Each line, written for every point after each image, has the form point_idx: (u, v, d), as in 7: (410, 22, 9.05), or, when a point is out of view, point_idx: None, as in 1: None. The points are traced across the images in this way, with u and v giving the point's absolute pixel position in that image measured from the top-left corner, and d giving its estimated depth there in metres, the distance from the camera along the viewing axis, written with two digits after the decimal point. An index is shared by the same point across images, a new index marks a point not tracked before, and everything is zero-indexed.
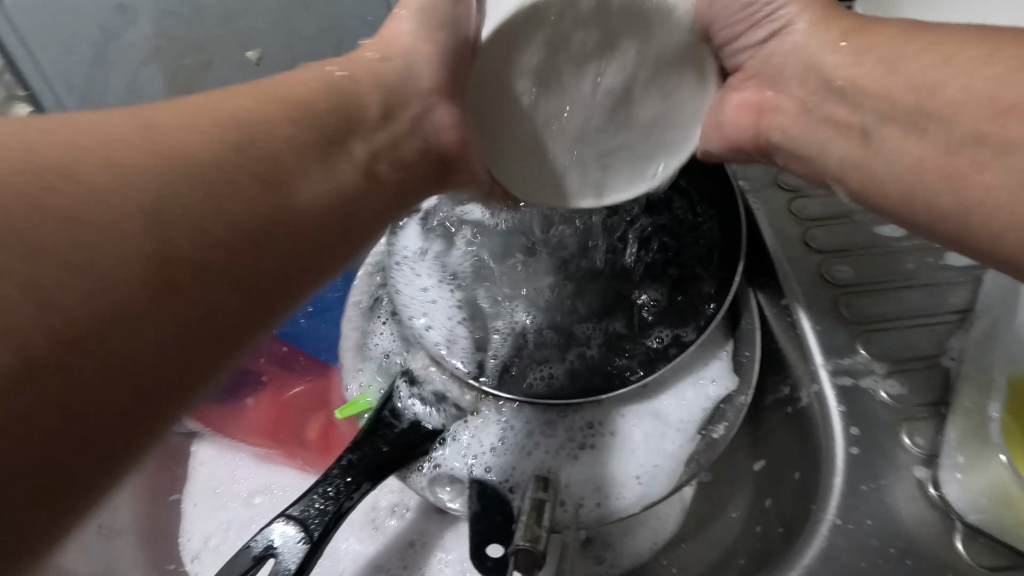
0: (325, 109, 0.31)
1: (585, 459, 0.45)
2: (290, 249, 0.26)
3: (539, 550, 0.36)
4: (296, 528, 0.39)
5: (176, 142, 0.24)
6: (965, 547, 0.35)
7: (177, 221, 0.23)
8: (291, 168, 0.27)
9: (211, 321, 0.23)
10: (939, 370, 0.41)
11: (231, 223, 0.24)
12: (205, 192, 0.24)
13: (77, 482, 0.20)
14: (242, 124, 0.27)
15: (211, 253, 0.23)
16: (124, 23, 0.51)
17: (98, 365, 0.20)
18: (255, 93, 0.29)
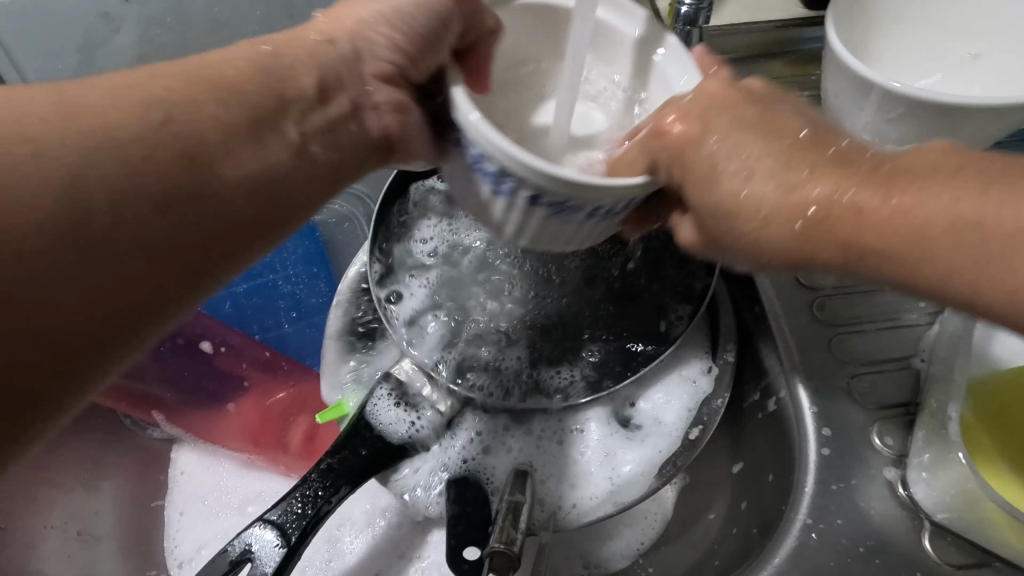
0: (306, 83, 0.31)
1: (563, 460, 0.46)
2: (255, 205, 0.29)
3: (514, 552, 0.37)
4: (273, 532, 0.39)
5: (125, 112, 0.26)
6: (932, 545, 0.35)
7: (139, 171, 0.25)
8: (260, 129, 0.29)
9: (166, 254, 0.26)
10: (910, 372, 0.42)
11: (117, 191, 0.25)
12: (166, 151, 0.26)
13: (74, 377, 0.24)
14: (190, 92, 0.28)
15: (159, 195, 0.26)
16: (109, 30, 0.51)
17: (56, 295, 0.23)
18: (187, 69, 0.28)
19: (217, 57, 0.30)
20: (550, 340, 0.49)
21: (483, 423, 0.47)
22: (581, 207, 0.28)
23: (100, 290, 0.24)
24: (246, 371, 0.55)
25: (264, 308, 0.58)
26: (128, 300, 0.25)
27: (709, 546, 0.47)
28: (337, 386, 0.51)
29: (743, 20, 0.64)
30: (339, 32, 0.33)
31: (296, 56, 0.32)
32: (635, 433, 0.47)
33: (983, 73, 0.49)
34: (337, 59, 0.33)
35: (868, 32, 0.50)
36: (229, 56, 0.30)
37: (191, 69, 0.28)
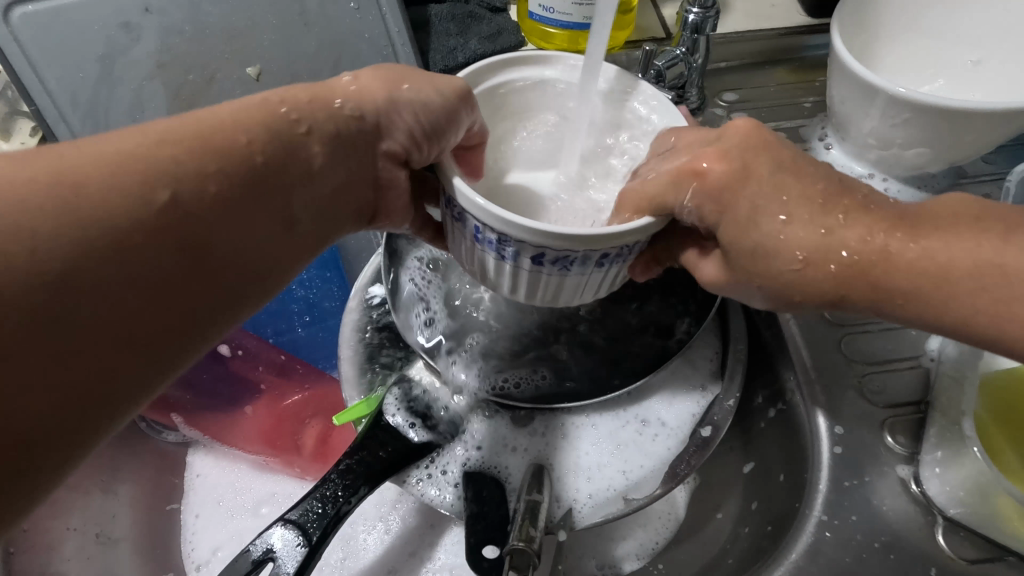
0: (315, 146, 0.30)
1: (578, 460, 0.46)
2: (240, 281, 0.27)
3: (534, 549, 0.37)
4: (294, 532, 0.40)
5: (126, 176, 0.23)
6: (947, 540, 0.36)
7: (139, 244, 0.23)
8: (262, 201, 0.28)
9: (147, 345, 0.23)
10: (919, 370, 0.42)
11: (112, 249, 0.22)
12: (164, 230, 0.24)
13: (38, 479, 0.21)
14: (196, 164, 0.25)
15: (149, 277, 0.23)
16: (129, 39, 0.53)
17: (31, 393, 0.21)
18: (195, 134, 0.26)
19: (223, 118, 0.28)
20: (565, 341, 0.49)
21: (497, 423, 0.48)
22: (587, 257, 0.30)
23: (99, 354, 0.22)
24: (262, 375, 0.55)
25: (278, 313, 0.59)
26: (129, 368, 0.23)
27: (721, 545, 0.47)
28: (353, 391, 0.50)
29: (747, 28, 0.65)
30: (370, 99, 0.32)
31: (314, 119, 0.30)
32: (649, 434, 0.47)
33: (983, 80, 0.51)
34: (348, 123, 0.31)
35: (871, 40, 0.52)
36: (244, 116, 0.28)
37: (203, 131, 0.27)
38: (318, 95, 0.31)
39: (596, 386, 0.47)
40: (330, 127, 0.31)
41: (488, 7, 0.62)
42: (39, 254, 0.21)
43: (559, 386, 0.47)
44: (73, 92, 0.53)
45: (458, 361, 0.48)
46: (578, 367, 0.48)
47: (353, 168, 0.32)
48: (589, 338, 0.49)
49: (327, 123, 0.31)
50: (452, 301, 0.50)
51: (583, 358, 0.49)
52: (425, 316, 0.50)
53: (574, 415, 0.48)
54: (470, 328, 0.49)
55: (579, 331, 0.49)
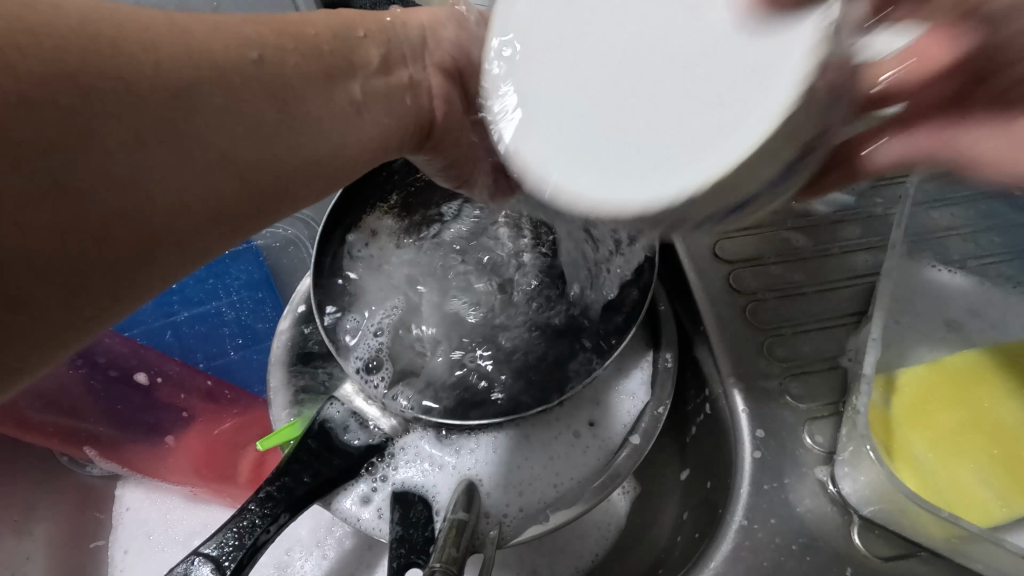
0: (376, 49, 0.33)
1: (514, 475, 0.46)
2: (317, 144, 0.29)
3: (455, 570, 0.36)
4: (209, 567, 0.38)
5: (223, 40, 0.26)
6: (861, 540, 0.36)
7: (243, 82, 0.26)
8: (332, 79, 0.30)
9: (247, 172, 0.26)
10: (838, 371, 0.43)
11: (218, 84, 0.24)
12: (258, 78, 0.26)
13: (126, 265, 0.22)
14: (279, 40, 0.28)
15: (249, 110, 0.26)
16: None
17: (137, 188, 0.22)
18: (278, 21, 0.29)
19: (303, 18, 0.31)
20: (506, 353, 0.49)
21: (429, 442, 0.47)
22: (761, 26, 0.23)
23: (190, 168, 0.23)
24: (186, 402, 0.54)
25: (208, 336, 0.57)
26: (212, 194, 0.24)
27: (657, 554, 0.47)
28: (286, 412, 0.49)
29: None
30: (412, 20, 0.36)
31: (367, 29, 0.33)
32: (586, 443, 0.47)
33: None
34: (405, 39, 0.35)
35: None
36: (324, 19, 0.32)
37: (284, 22, 0.29)
38: (373, 20, 0.34)
39: (526, 396, 0.47)
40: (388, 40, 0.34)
41: None
42: (162, 71, 0.23)
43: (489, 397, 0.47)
44: None
45: (386, 378, 0.48)
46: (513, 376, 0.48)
47: (414, 83, 0.34)
48: (528, 348, 0.49)
49: (393, 38, 0.34)
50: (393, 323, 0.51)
51: (516, 370, 0.48)
52: (360, 333, 0.50)
53: (515, 427, 0.48)
54: (409, 343, 0.50)
55: (511, 343, 0.50)
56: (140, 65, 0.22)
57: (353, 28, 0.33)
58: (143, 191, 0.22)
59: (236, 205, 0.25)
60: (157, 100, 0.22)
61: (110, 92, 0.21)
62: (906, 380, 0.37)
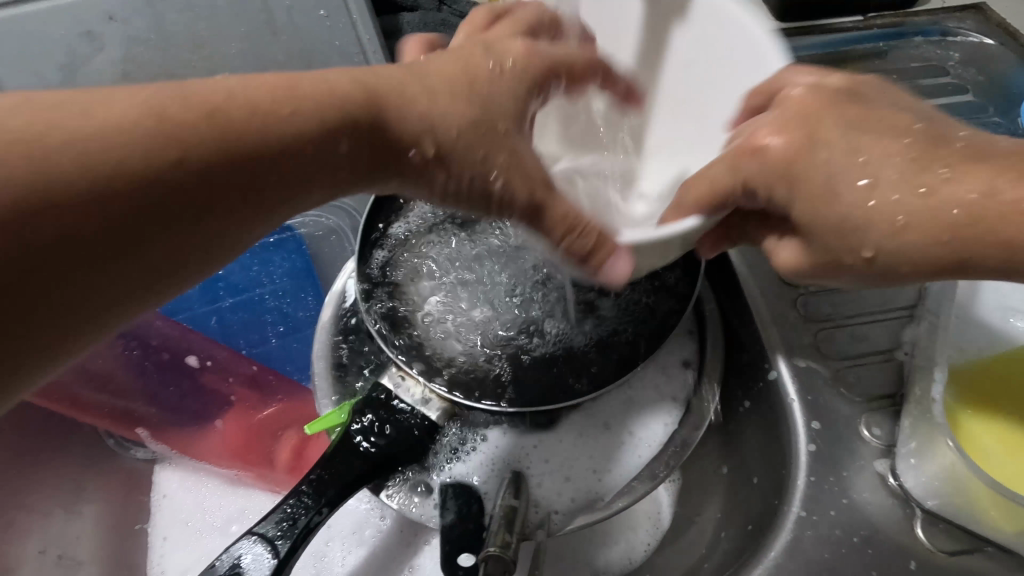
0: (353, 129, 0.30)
1: (561, 464, 0.46)
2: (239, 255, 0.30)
3: (509, 556, 0.36)
4: (264, 546, 0.38)
5: (160, 147, 0.25)
6: (925, 533, 0.36)
7: (176, 203, 0.26)
8: (269, 183, 0.29)
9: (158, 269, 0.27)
10: (894, 364, 0.42)
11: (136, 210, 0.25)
12: (204, 185, 0.27)
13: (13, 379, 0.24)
14: (230, 146, 0.27)
15: (171, 217, 0.26)
16: (92, 48, 0.49)
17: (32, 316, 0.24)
18: (253, 111, 0.28)
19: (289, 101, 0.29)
20: (545, 356, 0.48)
21: (474, 428, 0.47)
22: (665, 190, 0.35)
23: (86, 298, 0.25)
24: (232, 387, 0.54)
25: (250, 323, 0.58)
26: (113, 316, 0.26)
27: (703, 550, 0.47)
28: (329, 399, 0.49)
29: None
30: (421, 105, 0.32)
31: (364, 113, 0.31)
32: (624, 445, 0.46)
33: None
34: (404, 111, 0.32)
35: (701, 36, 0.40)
36: (323, 95, 0.30)
37: (263, 110, 0.28)
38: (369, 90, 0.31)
39: (558, 393, 0.46)
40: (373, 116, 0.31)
41: (461, 14, 0.61)
42: (90, 186, 0.24)
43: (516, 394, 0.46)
44: None
45: (420, 363, 0.47)
46: (539, 377, 0.47)
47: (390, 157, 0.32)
48: (567, 347, 0.49)
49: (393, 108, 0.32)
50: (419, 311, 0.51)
51: (544, 372, 0.48)
52: (390, 321, 0.49)
53: (556, 418, 0.48)
54: (439, 331, 0.50)
55: (544, 343, 0.49)
56: (70, 178, 0.23)
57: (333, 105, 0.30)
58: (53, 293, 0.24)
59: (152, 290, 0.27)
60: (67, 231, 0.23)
61: (27, 222, 0.22)
62: (977, 373, 0.36)
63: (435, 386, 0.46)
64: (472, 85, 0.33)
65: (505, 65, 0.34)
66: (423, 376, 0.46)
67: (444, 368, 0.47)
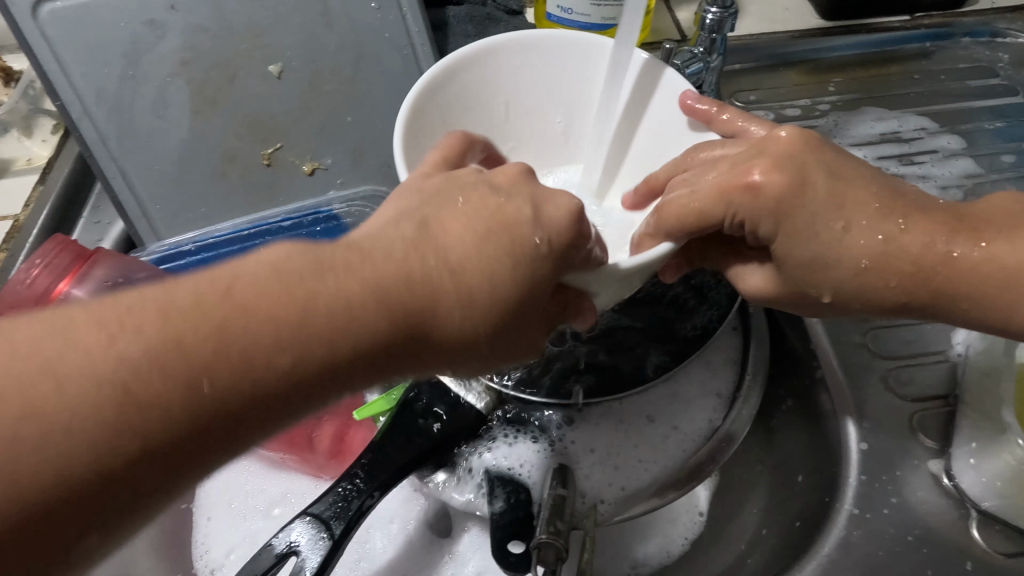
0: (390, 331, 0.26)
1: (607, 456, 0.46)
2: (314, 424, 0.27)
3: (561, 543, 0.37)
4: (318, 526, 0.39)
5: (243, 340, 0.23)
6: (981, 534, 0.35)
7: (239, 390, 0.24)
8: (358, 371, 0.26)
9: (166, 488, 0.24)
10: (946, 365, 0.42)
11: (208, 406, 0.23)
12: (278, 374, 0.24)
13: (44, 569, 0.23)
14: (315, 340, 0.24)
15: (181, 457, 0.23)
16: (155, 36, 0.50)
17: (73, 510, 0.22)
18: (345, 288, 0.25)
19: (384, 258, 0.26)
20: (588, 347, 0.48)
21: (518, 417, 0.47)
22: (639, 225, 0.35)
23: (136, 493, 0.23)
24: None
25: None
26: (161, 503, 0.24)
27: (744, 546, 0.47)
28: (375, 385, 0.50)
29: (761, 30, 0.65)
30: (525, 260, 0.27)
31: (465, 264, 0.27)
32: (668, 440, 0.46)
33: None
34: (436, 335, 0.27)
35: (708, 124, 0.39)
36: (435, 253, 0.26)
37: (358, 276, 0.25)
38: (409, 261, 0.26)
39: (602, 385, 0.46)
40: (413, 330, 0.26)
41: (505, 9, 0.62)
42: (159, 405, 0.22)
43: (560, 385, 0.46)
44: (98, 89, 0.50)
45: None
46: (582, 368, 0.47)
47: (422, 355, 0.28)
48: (610, 340, 0.48)
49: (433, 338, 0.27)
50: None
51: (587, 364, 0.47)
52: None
53: (602, 411, 0.48)
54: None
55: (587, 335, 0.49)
56: (90, 432, 0.21)
57: (356, 342, 0.25)
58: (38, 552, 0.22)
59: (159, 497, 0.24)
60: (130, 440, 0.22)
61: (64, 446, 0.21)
62: None
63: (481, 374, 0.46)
64: (515, 276, 0.27)
65: (552, 244, 0.28)
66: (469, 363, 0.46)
67: None
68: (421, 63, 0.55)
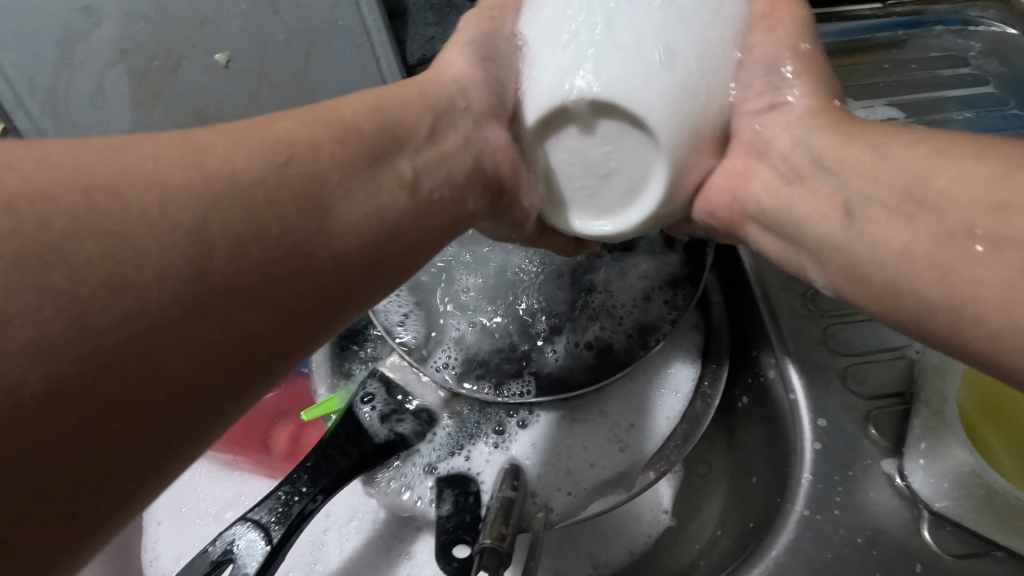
0: (292, 200, 0.24)
1: (562, 457, 0.45)
2: (210, 368, 0.21)
3: (504, 549, 0.36)
4: (256, 532, 0.38)
5: None
6: (932, 535, 0.35)
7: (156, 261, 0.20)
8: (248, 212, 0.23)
9: (236, 354, 0.22)
10: (903, 363, 0.41)
11: (92, 289, 0.19)
12: (166, 249, 0.20)
13: (82, 533, 0.19)
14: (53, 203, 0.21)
15: (152, 381, 0.20)
16: (90, 24, 0.47)
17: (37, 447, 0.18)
18: None
19: None
20: (542, 344, 0.47)
21: (473, 418, 0.46)
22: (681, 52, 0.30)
23: (150, 416, 0.20)
24: None
25: None
26: (166, 446, 0.21)
27: (700, 549, 0.46)
28: (326, 382, 0.49)
29: None
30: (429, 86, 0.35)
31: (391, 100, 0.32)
32: (623, 439, 0.45)
33: None
34: (329, 243, 0.25)
35: (719, 100, 0.32)
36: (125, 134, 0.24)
37: None
38: (192, 153, 0.23)
39: (554, 382, 0.46)
40: (314, 230, 0.25)
41: None
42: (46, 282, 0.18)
43: (509, 382, 0.46)
44: (32, 80, 0.49)
45: (414, 351, 0.46)
46: (533, 366, 0.46)
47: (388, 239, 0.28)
48: (563, 335, 0.47)
49: (412, 150, 0.31)
50: (434, 321, 0.49)
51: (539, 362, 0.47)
52: (403, 321, 0.48)
53: (555, 413, 0.46)
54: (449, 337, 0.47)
55: (540, 333, 0.48)
56: (130, 291, 0.19)
57: (242, 222, 0.22)
58: (62, 525, 0.19)
59: (255, 372, 0.23)
60: (74, 332, 0.18)
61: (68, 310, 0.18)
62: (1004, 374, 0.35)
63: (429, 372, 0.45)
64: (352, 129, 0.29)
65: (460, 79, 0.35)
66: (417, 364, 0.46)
67: (438, 356, 0.47)
68: (376, 56, 0.53)
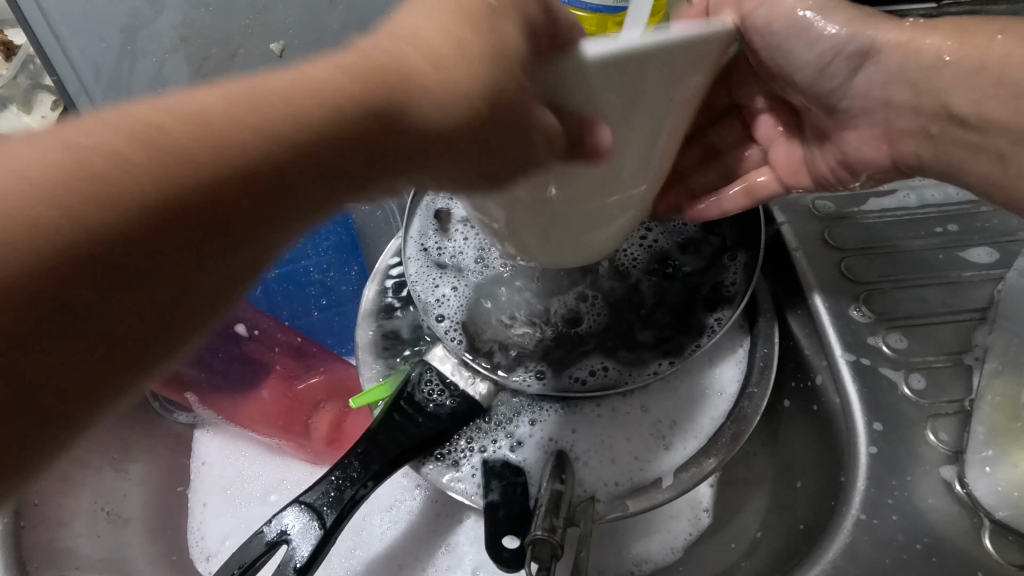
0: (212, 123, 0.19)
1: (625, 445, 0.45)
2: (152, 304, 0.18)
3: (557, 540, 0.35)
4: (310, 515, 0.39)
5: None
6: (993, 544, 0.34)
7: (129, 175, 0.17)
8: (218, 134, 0.18)
9: (134, 301, 0.18)
10: (962, 368, 0.40)
11: (112, 231, 0.17)
12: (143, 168, 0.17)
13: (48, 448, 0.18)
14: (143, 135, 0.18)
15: (90, 304, 0.17)
16: (152, 11, 0.49)
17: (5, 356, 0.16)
18: None
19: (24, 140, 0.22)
20: (590, 339, 0.47)
21: (516, 412, 0.46)
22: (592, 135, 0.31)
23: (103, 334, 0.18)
24: (276, 357, 0.55)
25: (295, 295, 0.59)
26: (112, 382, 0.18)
27: (742, 551, 0.45)
28: (371, 373, 0.49)
29: None
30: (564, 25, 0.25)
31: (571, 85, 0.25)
32: (666, 435, 0.45)
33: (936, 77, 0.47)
34: (264, 165, 0.19)
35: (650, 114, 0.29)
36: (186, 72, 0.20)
37: None
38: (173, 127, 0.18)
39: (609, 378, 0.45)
40: (222, 147, 0.19)
41: None
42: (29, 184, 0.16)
43: (561, 375, 0.45)
44: (95, 65, 0.51)
45: (466, 343, 0.46)
46: (586, 360, 0.46)
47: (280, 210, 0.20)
48: (612, 330, 0.47)
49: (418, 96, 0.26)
50: (486, 314, 0.48)
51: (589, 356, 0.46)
52: (455, 317, 0.47)
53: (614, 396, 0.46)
54: (503, 330, 0.47)
55: (590, 328, 0.47)
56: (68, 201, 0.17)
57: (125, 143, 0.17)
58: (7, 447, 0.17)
59: (219, 299, 0.20)
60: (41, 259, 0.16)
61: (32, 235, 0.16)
62: None
63: (480, 363, 0.45)
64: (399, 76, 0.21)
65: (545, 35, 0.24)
66: (468, 355, 0.45)
67: (491, 349, 0.46)
68: None
